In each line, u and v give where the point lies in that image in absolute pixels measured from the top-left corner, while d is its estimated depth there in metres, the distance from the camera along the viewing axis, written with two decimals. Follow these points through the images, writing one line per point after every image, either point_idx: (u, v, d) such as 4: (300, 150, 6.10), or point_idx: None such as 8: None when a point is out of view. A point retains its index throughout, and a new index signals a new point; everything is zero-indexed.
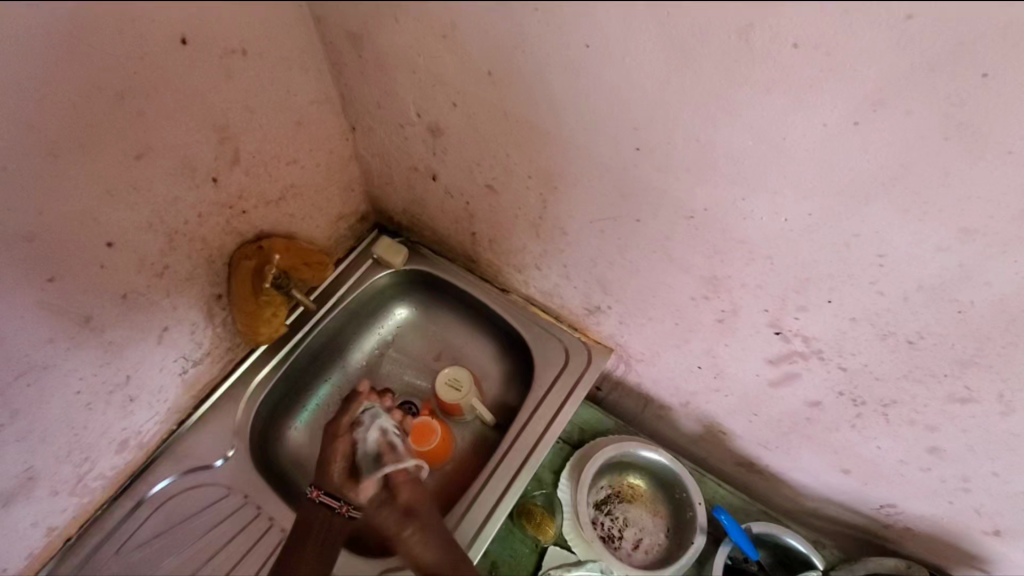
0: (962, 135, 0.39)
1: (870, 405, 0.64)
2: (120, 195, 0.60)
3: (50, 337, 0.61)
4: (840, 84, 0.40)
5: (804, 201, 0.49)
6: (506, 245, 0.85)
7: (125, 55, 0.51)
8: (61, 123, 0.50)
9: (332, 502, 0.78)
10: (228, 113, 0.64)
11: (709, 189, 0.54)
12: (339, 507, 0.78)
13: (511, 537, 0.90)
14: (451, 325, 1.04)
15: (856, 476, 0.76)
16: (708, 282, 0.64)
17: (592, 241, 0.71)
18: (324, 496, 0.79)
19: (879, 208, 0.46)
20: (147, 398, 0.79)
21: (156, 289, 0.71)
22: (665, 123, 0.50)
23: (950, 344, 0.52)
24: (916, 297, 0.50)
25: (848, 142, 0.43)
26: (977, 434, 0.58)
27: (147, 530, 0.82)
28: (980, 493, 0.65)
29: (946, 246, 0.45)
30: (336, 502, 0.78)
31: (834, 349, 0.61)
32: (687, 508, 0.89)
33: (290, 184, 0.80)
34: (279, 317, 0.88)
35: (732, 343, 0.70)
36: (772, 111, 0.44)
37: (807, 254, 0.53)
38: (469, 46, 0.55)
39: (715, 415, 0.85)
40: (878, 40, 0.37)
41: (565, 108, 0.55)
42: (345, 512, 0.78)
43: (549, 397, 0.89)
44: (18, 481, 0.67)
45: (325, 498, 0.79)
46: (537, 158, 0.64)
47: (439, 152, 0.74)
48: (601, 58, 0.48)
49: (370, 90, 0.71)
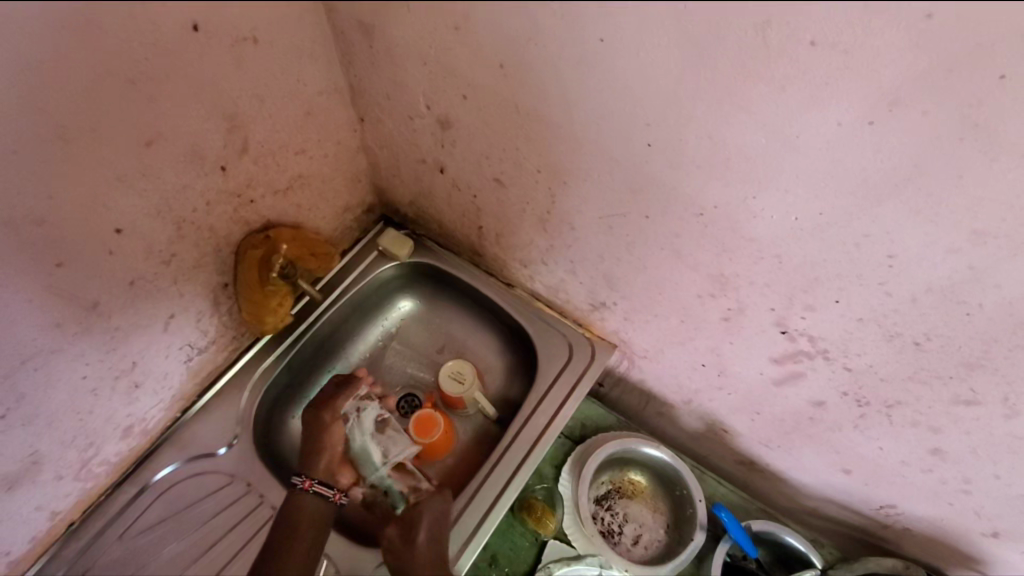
0: (978, 136, 0.39)
1: (874, 405, 0.64)
2: (130, 181, 0.60)
3: (57, 322, 0.61)
4: (857, 83, 0.40)
5: (816, 200, 0.49)
6: (513, 240, 0.85)
7: (138, 41, 0.51)
8: (71, 108, 0.50)
9: (327, 491, 0.79)
10: (238, 101, 0.64)
11: (720, 187, 0.54)
12: (335, 495, 0.79)
13: (512, 530, 0.91)
14: (455, 318, 1.04)
15: (856, 476, 0.77)
16: (715, 280, 0.64)
17: (600, 236, 0.71)
18: (316, 485, 0.79)
19: (891, 209, 0.46)
20: (152, 385, 0.80)
21: (163, 276, 0.71)
22: (678, 120, 0.50)
23: (957, 346, 0.52)
24: (925, 298, 0.50)
25: (862, 141, 0.43)
26: (980, 437, 0.59)
27: (152, 516, 0.82)
28: (980, 495, 0.65)
29: (956, 248, 0.45)
30: (329, 491, 0.79)
31: (840, 349, 0.61)
32: (688, 505, 0.89)
33: (297, 174, 0.80)
34: (285, 306, 0.89)
35: (738, 342, 0.70)
36: (787, 109, 0.44)
37: (816, 254, 0.53)
38: (481, 38, 0.55)
39: (718, 413, 0.86)
40: (896, 40, 0.37)
41: (576, 102, 0.55)
42: (337, 500, 0.80)
43: (552, 391, 0.89)
44: (23, 465, 0.67)
45: (319, 487, 0.79)
46: (547, 152, 0.64)
47: (447, 145, 0.74)
48: (614, 54, 0.48)
49: (380, 81, 0.71)
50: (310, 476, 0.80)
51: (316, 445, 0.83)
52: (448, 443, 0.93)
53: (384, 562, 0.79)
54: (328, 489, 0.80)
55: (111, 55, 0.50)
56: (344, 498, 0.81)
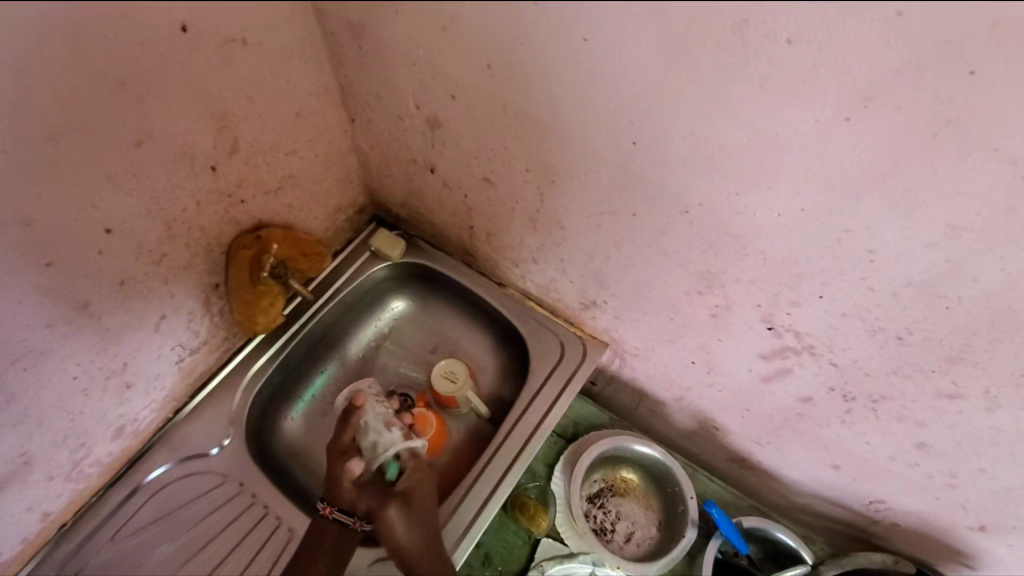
0: (950, 132, 0.39)
1: (860, 401, 0.65)
2: (119, 181, 0.60)
3: (47, 322, 0.62)
4: (833, 81, 0.41)
5: (797, 196, 0.49)
6: (503, 239, 0.85)
7: (125, 42, 0.51)
8: (58, 108, 0.51)
9: (346, 518, 0.77)
10: (227, 102, 0.65)
11: (704, 183, 0.54)
12: (354, 523, 0.77)
13: (505, 528, 0.91)
14: (448, 317, 1.04)
15: (845, 471, 0.77)
16: (702, 277, 0.65)
17: (589, 235, 0.71)
18: (336, 512, 0.78)
19: (869, 204, 0.46)
20: (143, 385, 0.80)
21: (154, 277, 0.71)
22: (661, 117, 0.51)
23: (938, 340, 0.53)
24: (905, 293, 0.51)
25: (840, 137, 0.44)
26: (963, 430, 0.59)
27: (143, 517, 0.82)
28: (965, 489, 0.66)
29: (934, 243, 0.45)
30: (349, 518, 0.77)
31: (825, 345, 0.61)
32: (680, 502, 0.90)
33: (288, 175, 0.80)
34: (276, 307, 0.88)
35: (726, 339, 0.71)
36: (767, 106, 0.44)
37: (800, 250, 0.54)
38: (467, 38, 0.55)
39: (708, 410, 0.86)
40: (869, 38, 0.37)
41: (562, 100, 0.56)
42: (359, 527, 0.77)
43: (544, 389, 0.90)
44: (14, 466, 0.67)
45: (339, 514, 0.77)
46: (536, 151, 0.64)
47: (438, 145, 0.75)
48: (598, 52, 0.49)
49: (369, 82, 0.72)
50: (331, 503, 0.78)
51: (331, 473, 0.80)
52: (441, 442, 0.94)
53: (376, 560, 0.80)
54: (348, 516, 0.77)
55: (100, 54, 0.50)
56: (364, 526, 0.77)
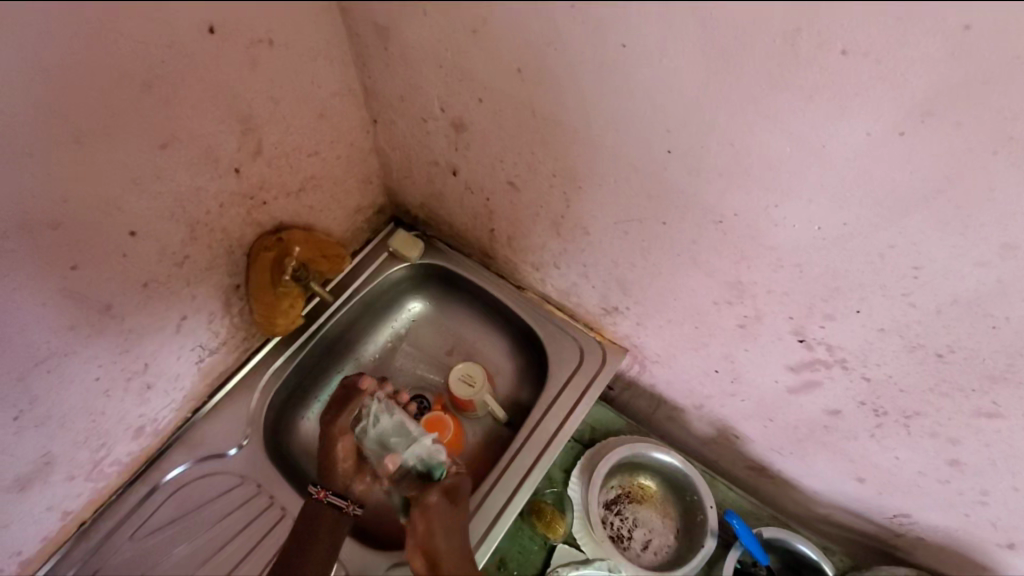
0: (1012, 148, 0.38)
1: (892, 416, 0.64)
2: (145, 184, 0.59)
3: (71, 324, 0.61)
4: (887, 92, 0.39)
5: (839, 210, 0.48)
6: (525, 243, 0.85)
7: (154, 43, 0.50)
8: (85, 111, 0.50)
9: (340, 501, 0.80)
10: (253, 103, 0.64)
11: (741, 194, 0.53)
12: (348, 506, 0.80)
13: (521, 533, 0.91)
14: (465, 321, 1.04)
15: (871, 484, 0.76)
16: (733, 287, 0.63)
17: (615, 242, 0.70)
18: (330, 496, 0.80)
19: (919, 221, 0.45)
20: (163, 386, 0.80)
21: (176, 278, 0.71)
22: (699, 128, 0.50)
23: (981, 359, 0.51)
24: (950, 311, 0.49)
25: (890, 150, 0.42)
26: (1001, 449, 0.58)
27: (162, 517, 0.82)
28: (998, 507, 0.64)
29: (986, 261, 0.44)
30: (343, 501, 0.80)
31: (859, 359, 0.60)
32: (699, 511, 0.89)
33: (310, 175, 0.80)
34: (296, 309, 0.87)
35: (752, 349, 0.70)
36: (814, 119, 0.43)
37: (838, 263, 0.53)
38: (499, 42, 0.54)
39: (730, 419, 0.85)
40: (932, 51, 0.36)
41: (595, 107, 0.55)
42: (352, 510, 0.80)
43: (564, 395, 0.88)
44: (36, 466, 0.67)
45: (334, 497, 0.79)
46: (564, 157, 0.63)
47: (461, 147, 0.74)
48: (636, 59, 0.48)
49: (394, 84, 0.71)
50: (325, 488, 0.80)
51: (326, 458, 0.83)
52: (458, 445, 0.92)
53: (394, 565, 0.79)
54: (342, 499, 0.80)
55: (130, 57, 0.49)
56: (357, 508, 0.80)
